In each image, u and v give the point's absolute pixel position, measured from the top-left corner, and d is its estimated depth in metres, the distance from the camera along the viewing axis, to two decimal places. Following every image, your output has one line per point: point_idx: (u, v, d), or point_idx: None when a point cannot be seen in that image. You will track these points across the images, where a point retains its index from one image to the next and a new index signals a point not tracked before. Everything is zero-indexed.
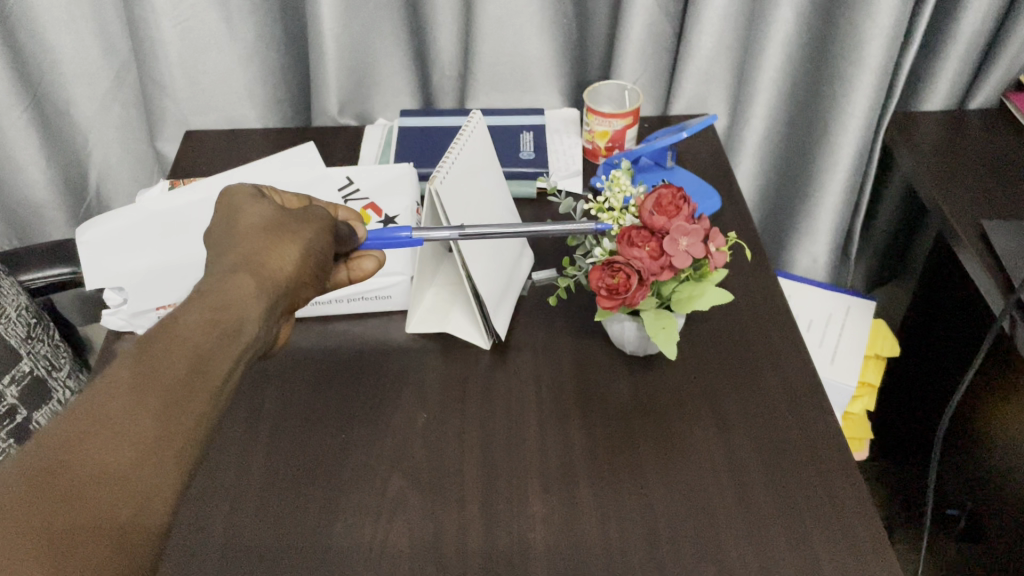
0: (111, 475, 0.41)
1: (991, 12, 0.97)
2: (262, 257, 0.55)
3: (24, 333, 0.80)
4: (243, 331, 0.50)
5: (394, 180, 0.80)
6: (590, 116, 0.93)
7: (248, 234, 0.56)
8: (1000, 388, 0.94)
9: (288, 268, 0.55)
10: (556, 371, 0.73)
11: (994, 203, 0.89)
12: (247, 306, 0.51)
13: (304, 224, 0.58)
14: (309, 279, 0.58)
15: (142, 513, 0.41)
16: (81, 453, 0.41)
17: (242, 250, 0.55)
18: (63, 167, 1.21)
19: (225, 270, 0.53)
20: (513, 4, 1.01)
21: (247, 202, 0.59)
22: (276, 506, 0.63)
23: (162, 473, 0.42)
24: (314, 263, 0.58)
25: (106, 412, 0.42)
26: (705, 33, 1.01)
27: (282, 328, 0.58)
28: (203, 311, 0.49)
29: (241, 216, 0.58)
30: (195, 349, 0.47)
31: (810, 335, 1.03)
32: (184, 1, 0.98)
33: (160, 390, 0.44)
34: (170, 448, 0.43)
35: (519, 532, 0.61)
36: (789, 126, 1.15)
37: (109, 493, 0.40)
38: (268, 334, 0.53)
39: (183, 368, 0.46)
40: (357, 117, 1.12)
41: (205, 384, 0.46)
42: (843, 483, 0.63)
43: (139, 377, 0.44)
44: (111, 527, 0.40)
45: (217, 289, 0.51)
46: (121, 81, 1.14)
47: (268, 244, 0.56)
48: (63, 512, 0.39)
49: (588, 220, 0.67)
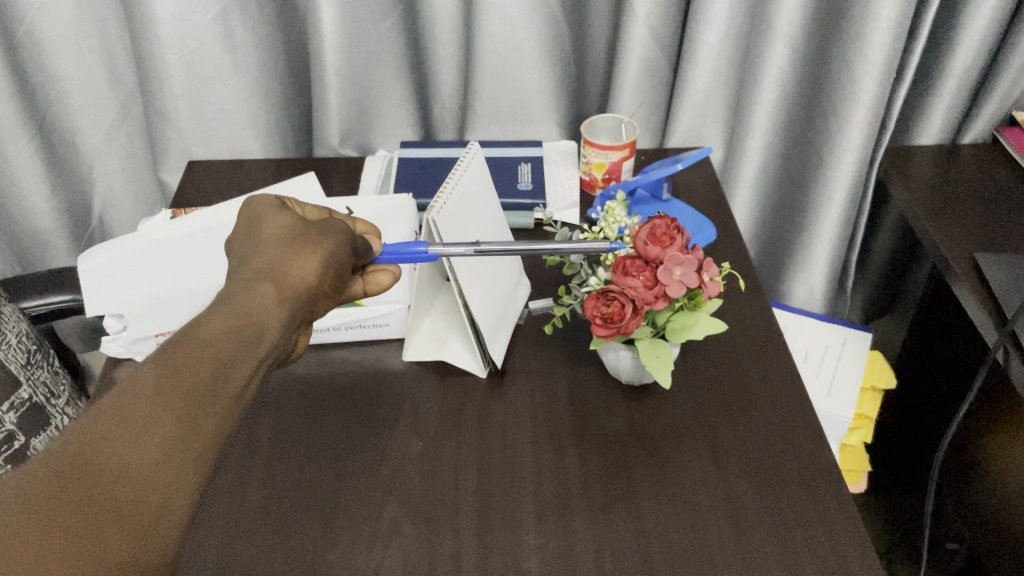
0: (132, 476, 0.42)
1: (983, 50, 0.99)
2: (284, 267, 0.55)
3: (24, 359, 0.80)
4: (264, 339, 0.51)
5: (393, 211, 0.81)
6: (588, 148, 0.95)
7: (273, 244, 0.57)
8: (996, 422, 0.94)
9: (308, 281, 0.56)
10: (552, 399, 0.74)
11: (987, 236, 0.90)
12: (268, 314, 0.52)
13: (325, 236, 0.59)
14: (326, 293, 0.58)
15: (164, 511, 0.42)
16: (104, 451, 0.42)
17: (263, 259, 0.56)
18: (66, 196, 1.22)
19: (248, 279, 0.54)
20: (512, 40, 1.02)
21: (269, 212, 0.60)
22: (271, 532, 0.63)
23: (183, 474, 0.43)
24: (335, 276, 0.58)
25: (130, 415, 0.43)
26: (700, 68, 1.03)
27: (298, 340, 0.58)
28: (225, 319, 0.50)
29: (264, 227, 0.59)
30: (217, 354, 0.48)
31: (806, 366, 1.03)
32: (190, 35, 1.00)
33: (183, 394, 0.45)
34: (190, 450, 0.44)
35: (512, 559, 0.61)
36: (785, 159, 1.16)
37: (131, 493, 0.41)
38: (287, 343, 0.54)
39: (205, 373, 0.47)
40: (358, 148, 1.14)
41: (226, 389, 0.47)
42: (836, 517, 0.63)
43: (163, 381, 0.45)
44: (131, 525, 0.41)
45: (239, 298, 0.52)
46: (127, 112, 1.16)
47: (290, 255, 0.56)
48: (87, 508, 0.40)
49: (599, 241, 0.67)
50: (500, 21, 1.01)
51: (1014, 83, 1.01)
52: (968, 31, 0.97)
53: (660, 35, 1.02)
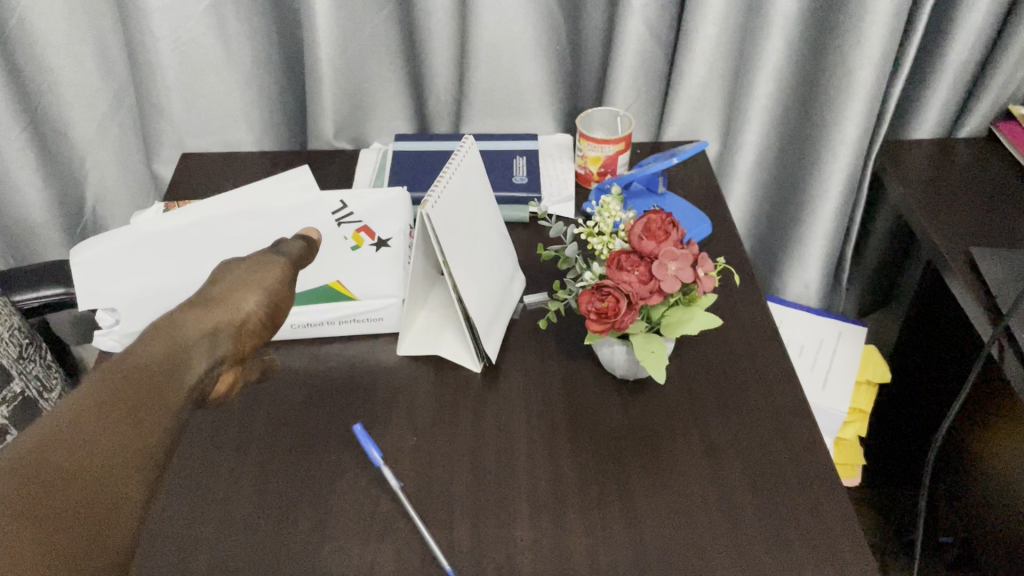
0: (86, 469, 0.44)
1: (979, 43, 0.98)
2: (220, 302, 0.63)
3: (16, 353, 0.80)
4: (193, 364, 0.56)
5: (388, 205, 0.78)
6: (583, 141, 0.94)
7: (220, 282, 0.65)
8: (990, 416, 0.94)
9: (239, 309, 0.63)
10: (546, 394, 0.74)
11: (983, 230, 0.90)
12: (198, 344, 0.57)
13: (265, 271, 0.67)
14: (257, 330, 0.64)
15: (117, 503, 0.44)
16: (58, 447, 0.44)
17: (205, 300, 0.63)
18: (59, 188, 1.22)
19: (187, 314, 0.60)
20: (508, 32, 1.02)
21: (221, 267, 0.68)
22: (263, 528, 0.63)
23: (129, 476, 0.45)
24: (267, 314, 0.65)
25: (75, 421, 0.46)
26: (696, 61, 1.03)
27: (222, 378, 0.61)
28: (158, 347, 0.55)
29: (214, 277, 0.66)
30: (149, 378, 0.52)
31: (802, 360, 1.03)
32: (182, 27, 0.99)
33: (124, 404, 0.49)
34: (136, 451, 0.47)
35: (506, 555, 0.61)
36: (781, 153, 1.16)
37: (84, 484, 0.43)
38: (217, 375, 0.58)
39: (145, 389, 0.51)
40: (352, 141, 1.13)
41: (166, 404, 0.51)
42: (831, 514, 0.63)
43: (104, 395, 0.49)
44: (90, 519, 0.42)
45: (166, 331, 0.57)
46: (120, 104, 1.15)
47: (231, 290, 0.64)
48: (42, 493, 0.41)
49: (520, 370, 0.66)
50: (495, 15, 1.00)
51: (1010, 78, 1.01)
52: (965, 25, 0.97)
53: (656, 28, 1.01)
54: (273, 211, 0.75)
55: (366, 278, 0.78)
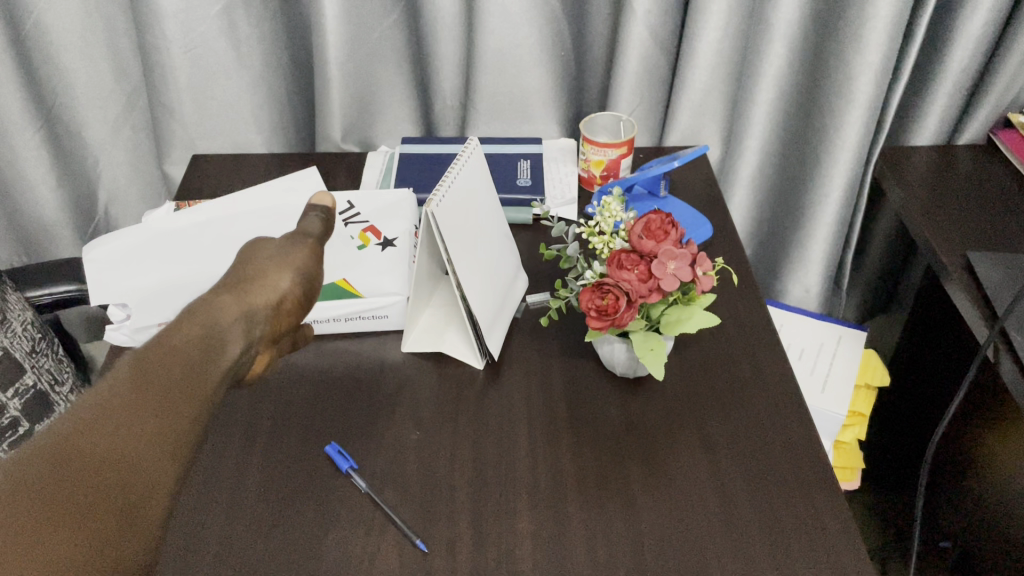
0: (120, 459, 0.46)
1: (979, 50, 1.00)
2: (252, 284, 0.64)
3: (29, 346, 0.82)
4: (225, 347, 0.57)
5: (394, 205, 0.82)
6: (586, 145, 0.95)
7: (256, 260, 0.67)
8: (988, 419, 0.95)
9: (276, 288, 0.64)
10: (548, 390, 0.75)
11: (981, 235, 0.91)
12: (228, 327, 0.59)
13: (296, 250, 0.68)
14: (292, 308, 0.66)
15: (149, 492, 0.46)
16: (92, 438, 0.46)
17: (238, 280, 0.64)
18: (72, 187, 1.24)
19: (216, 293, 0.62)
20: (513, 37, 1.04)
21: (258, 243, 0.69)
22: (269, 518, 0.65)
23: (162, 464, 0.47)
24: (302, 291, 0.66)
25: (107, 410, 0.48)
26: (698, 67, 1.04)
27: (258, 359, 0.64)
28: (190, 330, 0.57)
29: (252, 254, 0.68)
30: (185, 363, 0.53)
31: (801, 363, 1.05)
32: (194, 31, 1.01)
33: (158, 391, 0.50)
34: (169, 439, 0.48)
35: (507, 547, 0.62)
36: (783, 158, 1.17)
37: (116, 475, 0.45)
38: (250, 356, 0.60)
39: (178, 375, 0.52)
40: (360, 143, 1.15)
41: (198, 390, 0.52)
42: (825, 510, 0.64)
43: (138, 382, 0.50)
44: (118, 511, 0.44)
45: (202, 312, 0.59)
46: (132, 106, 1.17)
47: (266, 269, 0.65)
48: (77, 485, 0.43)
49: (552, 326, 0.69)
50: (500, 20, 1.02)
51: (1009, 86, 1.02)
52: (964, 33, 0.98)
53: (659, 34, 1.03)
54: (285, 209, 0.77)
55: (370, 276, 0.79)
